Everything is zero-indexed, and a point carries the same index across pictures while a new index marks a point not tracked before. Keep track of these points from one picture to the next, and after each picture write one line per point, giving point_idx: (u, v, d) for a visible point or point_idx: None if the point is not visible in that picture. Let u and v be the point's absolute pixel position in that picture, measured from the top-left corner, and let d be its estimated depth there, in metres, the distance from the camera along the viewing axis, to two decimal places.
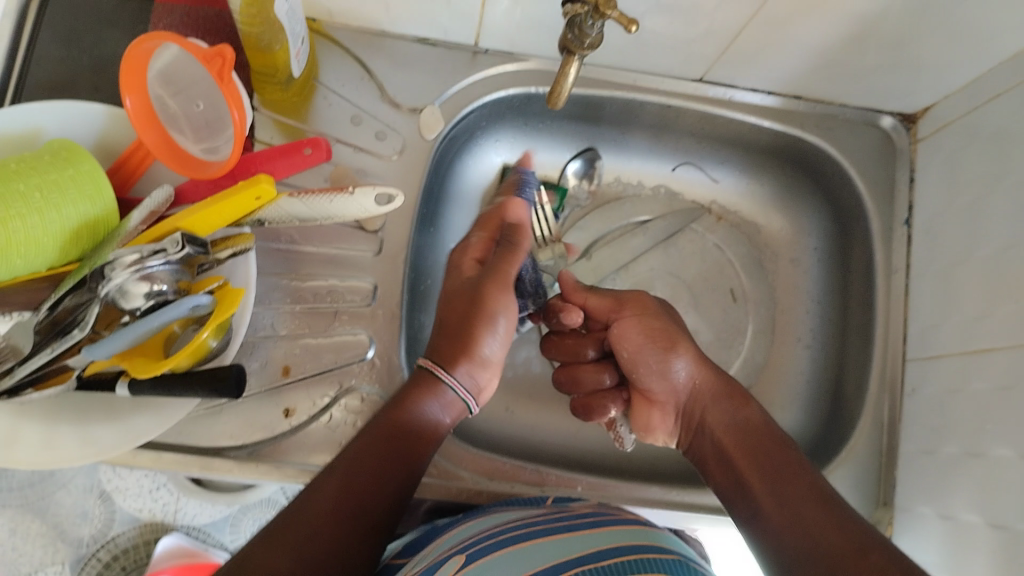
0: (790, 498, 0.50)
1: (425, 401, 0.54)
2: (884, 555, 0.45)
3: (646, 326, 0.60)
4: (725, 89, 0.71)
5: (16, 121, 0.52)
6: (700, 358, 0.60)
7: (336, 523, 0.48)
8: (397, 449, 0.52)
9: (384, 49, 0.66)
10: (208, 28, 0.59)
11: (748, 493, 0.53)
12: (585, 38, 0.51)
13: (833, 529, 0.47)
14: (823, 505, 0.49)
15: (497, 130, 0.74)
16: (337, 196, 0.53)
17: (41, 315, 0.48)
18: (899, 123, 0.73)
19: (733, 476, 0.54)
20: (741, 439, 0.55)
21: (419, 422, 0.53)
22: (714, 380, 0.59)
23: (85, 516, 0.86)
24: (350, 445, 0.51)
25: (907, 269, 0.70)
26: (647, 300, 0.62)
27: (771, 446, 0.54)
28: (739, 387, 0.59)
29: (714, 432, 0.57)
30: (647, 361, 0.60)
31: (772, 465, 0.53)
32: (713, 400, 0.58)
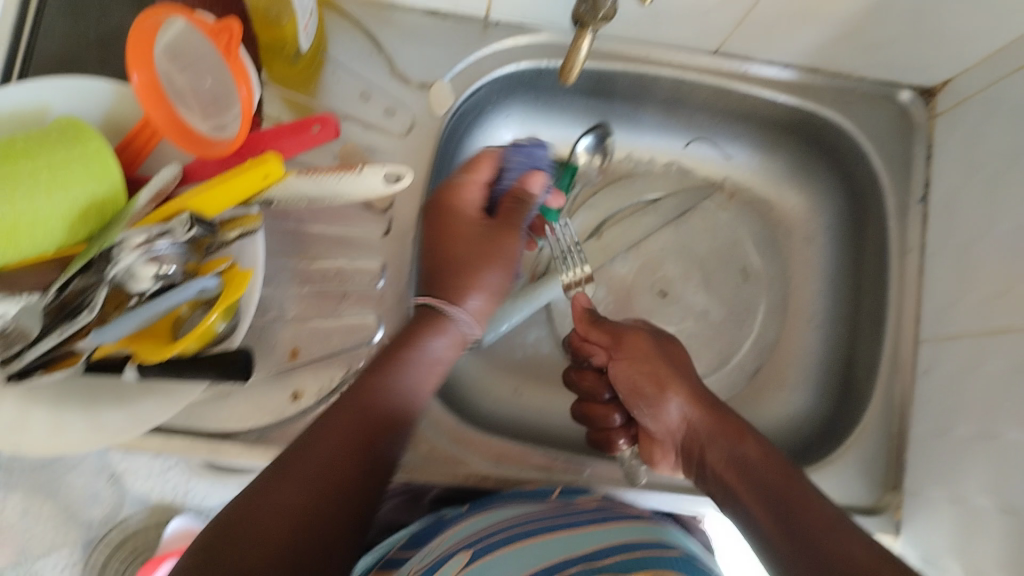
0: (806, 529, 0.47)
1: (429, 338, 0.52)
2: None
3: (639, 368, 0.60)
4: (740, 62, 0.70)
5: (23, 98, 0.51)
6: (697, 393, 0.58)
7: (316, 500, 0.43)
8: (379, 418, 0.48)
9: (392, 24, 0.65)
10: (215, 0, 0.57)
11: (751, 521, 0.50)
12: (599, 10, 0.50)
13: (843, 553, 0.45)
14: (833, 528, 0.46)
15: (508, 106, 0.72)
16: (345, 175, 0.53)
17: (48, 297, 0.46)
18: (917, 97, 0.71)
19: (735, 501, 0.52)
20: (745, 474, 0.52)
21: (416, 369, 0.51)
22: (711, 419, 0.56)
23: (97, 498, 0.85)
24: (321, 418, 0.48)
25: (921, 247, 0.69)
26: (643, 339, 0.61)
27: (773, 471, 0.51)
28: (737, 418, 0.56)
29: (710, 463, 0.54)
30: (644, 401, 0.59)
31: (774, 489, 0.50)
32: (710, 436, 0.55)
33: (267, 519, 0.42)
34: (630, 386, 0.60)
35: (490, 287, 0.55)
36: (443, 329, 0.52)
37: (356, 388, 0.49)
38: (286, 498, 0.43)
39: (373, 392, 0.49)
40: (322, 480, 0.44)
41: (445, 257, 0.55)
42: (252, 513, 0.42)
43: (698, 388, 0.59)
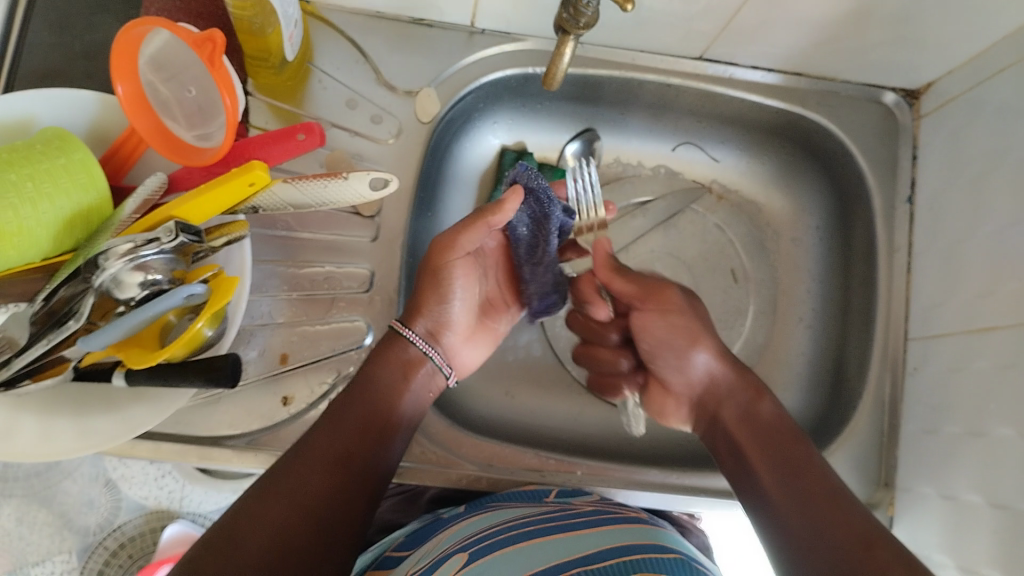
0: (803, 489, 0.50)
1: (396, 360, 0.56)
2: (888, 549, 0.45)
3: (663, 323, 0.60)
4: (725, 67, 0.70)
5: (8, 110, 0.52)
6: (723, 355, 0.59)
7: (297, 514, 0.47)
8: (357, 435, 0.52)
9: (378, 31, 0.65)
10: (200, 11, 0.58)
11: (754, 479, 0.53)
12: (581, 16, 0.50)
13: (841, 520, 0.48)
14: (834, 495, 0.49)
15: (495, 111, 0.73)
16: (332, 181, 0.53)
17: (37, 306, 0.48)
18: (902, 99, 0.72)
19: (741, 459, 0.55)
20: (755, 432, 0.55)
21: (382, 391, 0.54)
22: (733, 375, 0.59)
23: (92, 504, 0.86)
24: (309, 433, 0.51)
25: (909, 247, 0.69)
26: (672, 293, 0.60)
27: (782, 437, 0.54)
28: (756, 379, 0.59)
29: (727, 423, 0.57)
30: (670, 353, 0.60)
31: (782, 454, 0.53)
32: (730, 391, 0.58)
33: (253, 532, 0.45)
34: (655, 339, 0.61)
35: (438, 312, 0.58)
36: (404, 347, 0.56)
37: (337, 406, 0.53)
38: (270, 511, 0.46)
39: (349, 413, 0.52)
40: (303, 497, 0.48)
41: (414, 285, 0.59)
42: (238, 529, 0.44)
43: (722, 352, 0.60)
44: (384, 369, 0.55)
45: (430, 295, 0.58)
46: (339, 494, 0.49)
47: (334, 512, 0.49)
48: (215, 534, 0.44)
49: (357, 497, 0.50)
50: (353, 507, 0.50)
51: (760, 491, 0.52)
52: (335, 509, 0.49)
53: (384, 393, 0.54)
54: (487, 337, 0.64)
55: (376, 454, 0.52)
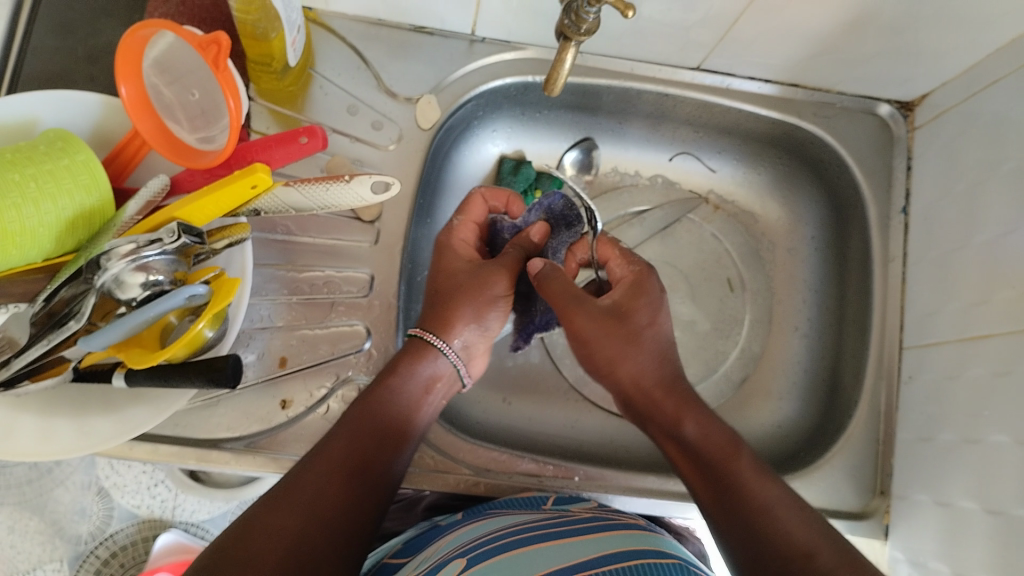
0: (741, 511, 0.50)
1: (418, 372, 0.55)
2: (833, 557, 0.46)
3: (581, 347, 0.58)
4: (722, 77, 0.71)
5: (13, 111, 0.52)
6: (644, 373, 0.57)
7: (312, 526, 0.46)
8: (372, 445, 0.51)
9: (380, 39, 0.66)
10: (203, 16, 0.59)
11: (699, 500, 0.53)
12: (583, 23, 0.51)
13: (782, 532, 0.48)
14: (773, 508, 0.49)
15: (494, 120, 0.73)
16: (333, 184, 0.54)
17: (37, 306, 0.48)
18: (896, 111, 0.73)
19: (683, 476, 0.54)
20: (690, 454, 0.54)
21: (400, 408, 0.53)
22: (650, 394, 0.57)
23: (84, 513, 0.86)
24: (322, 440, 0.50)
25: (904, 257, 0.70)
26: (584, 318, 0.57)
27: (718, 452, 0.53)
28: (683, 393, 0.57)
29: (660, 442, 0.57)
30: (592, 369, 0.60)
31: (718, 471, 0.52)
32: (653, 410, 0.57)
33: (263, 541, 0.43)
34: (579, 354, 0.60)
35: (478, 326, 0.59)
36: (432, 363, 0.56)
37: (349, 415, 0.52)
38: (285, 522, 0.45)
39: (366, 423, 0.51)
40: (322, 509, 0.47)
41: (450, 295, 0.58)
42: (249, 535, 0.44)
43: (640, 373, 0.57)
44: (408, 384, 0.54)
45: (471, 307, 0.58)
46: (354, 503, 0.49)
47: (347, 520, 0.48)
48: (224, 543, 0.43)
49: (369, 510, 0.49)
50: (364, 515, 0.49)
51: (707, 511, 0.52)
52: (347, 517, 0.48)
53: (403, 409, 0.53)
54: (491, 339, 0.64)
55: (389, 464, 0.51)
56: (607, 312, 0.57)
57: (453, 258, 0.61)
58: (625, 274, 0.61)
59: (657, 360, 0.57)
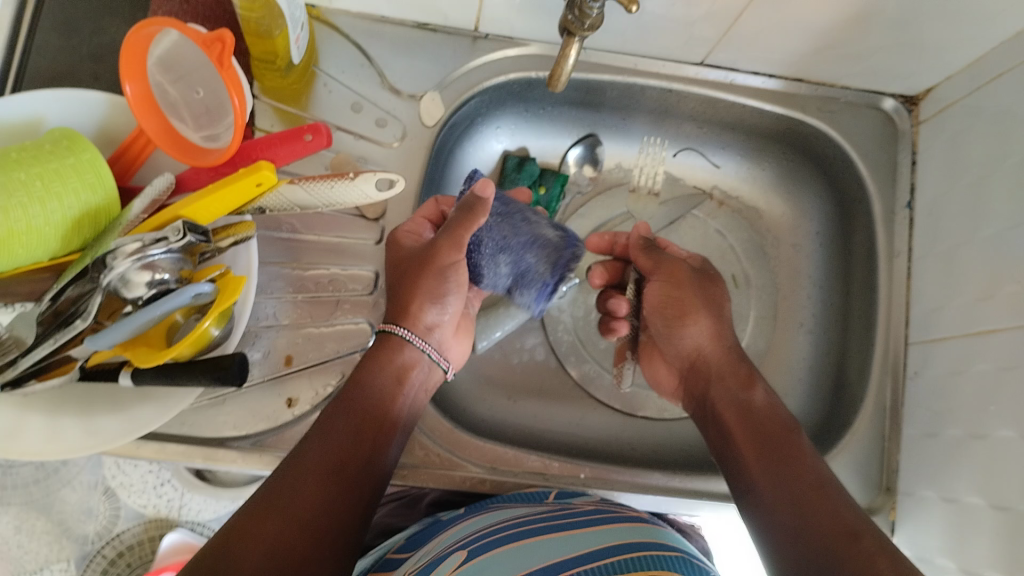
0: (793, 483, 0.49)
1: (389, 364, 0.55)
2: (877, 541, 0.44)
3: (667, 294, 0.61)
4: (726, 73, 0.71)
5: (16, 110, 0.52)
6: (722, 336, 0.59)
7: (292, 528, 0.45)
8: (352, 444, 0.51)
9: (383, 36, 0.66)
10: (207, 14, 0.59)
11: (744, 469, 0.52)
12: (586, 18, 0.51)
13: (828, 510, 0.46)
14: (821, 486, 0.48)
15: (498, 116, 0.73)
16: (338, 182, 0.54)
17: (43, 305, 0.48)
18: (901, 105, 0.72)
19: (731, 444, 0.54)
20: (746, 423, 0.53)
21: (374, 401, 0.53)
22: (723, 356, 0.59)
23: (90, 513, 0.86)
24: (297, 446, 0.49)
25: (909, 252, 0.70)
26: (682, 270, 0.61)
27: (772, 429, 0.53)
28: (749, 367, 0.58)
29: (717, 408, 0.56)
30: (663, 321, 0.61)
31: (774, 444, 0.51)
32: (719, 374, 0.58)
33: (255, 544, 0.43)
34: (654, 307, 0.62)
35: (438, 306, 0.57)
36: (404, 356, 0.56)
37: (330, 414, 0.52)
38: (265, 527, 0.44)
39: (343, 420, 0.51)
40: (298, 512, 0.46)
41: (408, 280, 0.57)
42: (244, 537, 0.43)
43: (706, 337, 0.59)
44: (378, 377, 0.54)
45: (424, 289, 0.56)
46: (339, 503, 0.48)
47: (333, 526, 0.47)
48: (210, 548, 0.43)
49: (355, 507, 0.49)
50: (352, 515, 0.49)
51: (749, 482, 0.51)
52: (329, 518, 0.47)
53: (377, 400, 0.53)
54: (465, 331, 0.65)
55: (371, 458, 0.51)
56: (700, 273, 0.62)
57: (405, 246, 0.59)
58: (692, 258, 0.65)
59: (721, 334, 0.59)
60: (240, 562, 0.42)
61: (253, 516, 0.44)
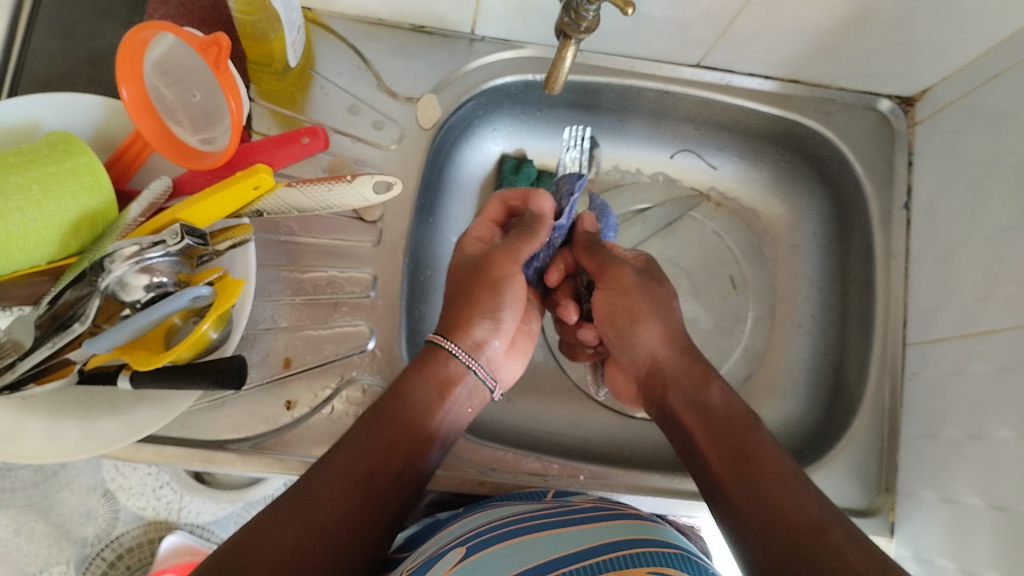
0: (756, 478, 0.49)
1: (432, 377, 0.55)
2: (844, 534, 0.44)
3: (616, 302, 0.61)
4: (723, 74, 0.71)
5: (15, 114, 0.52)
6: (672, 337, 0.59)
7: (310, 535, 0.45)
8: (383, 455, 0.50)
9: (381, 39, 0.66)
10: (204, 17, 0.59)
11: (710, 471, 0.52)
12: (582, 21, 0.51)
13: (793, 504, 0.46)
14: (786, 481, 0.48)
15: (496, 118, 0.73)
16: (335, 185, 0.54)
17: (41, 308, 0.48)
18: (897, 106, 0.73)
19: (691, 443, 0.54)
20: (705, 421, 0.54)
21: (413, 413, 0.53)
22: (678, 358, 0.58)
23: (90, 515, 0.86)
24: (330, 450, 0.50)
25: (906, 252, 0.70)
26: (627, 276, 0.61)
27: (731, 423, 0.53)
28: (704, 364, 0.58)
29: (676, 410, 0.56)
30: (616, 330, 0.62)
31: (736, 443, 0.51)
32: (675, 375, 0.58)
33: (269, 548, 0.43)
34: (602, 313, 0.62)
35: (488, 321, 0.59)
36: (443, 366, 0.56)
37: (366, 421, 0.52)
38: (284, 531, 0.44)
39: (379, 430, 0.51)
40: (320, 520, 0.46)
41: (463, 299, 0.59)
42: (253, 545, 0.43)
43: (656, 341, 0.59)
44: (420, 388, 0.54)
45: (479, 305, 0.58)
46: (361, 513, 0.48)
47: (354, 536, 0.47)
48: (226, 547, 0.43)
49: (380, 517, 0.49)
50: (374, 526, 0.49)
51: (715, 481, 0.51)
52: (351, 528, 0.47)
53: (416, 413, 0.53)
54: (526, 346, 0.65)
55: (404, 467, 0.52)
56: (644, 275, 0.62)
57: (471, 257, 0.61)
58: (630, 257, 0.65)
59: (670, 338, 0.59)
60: (255, 564, 0.42)
61: (274, 520, 0.45)
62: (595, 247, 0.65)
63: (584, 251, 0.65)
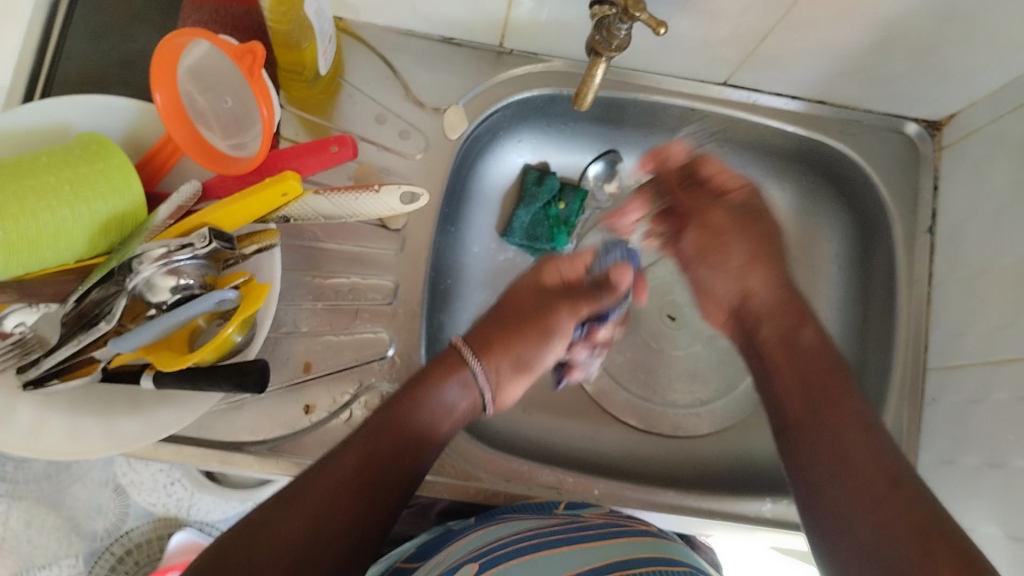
0: (834, 424, 0.52)
1: (449, 386, 0.56)
2: (914, 486, 0.47)
3: (706, 240, 0.63)
4: (749, 93, 0.71)
5: (47, 115, 0.53)
6: (778, 284, 0.61)
7: (317, 533, 0.47)
8: (391, 458, 0.51)
9: (409, 49, 0.66)
10: (237, 24, 0.60)
11: (785, 416, 0.55)
12: (614, 40, 0.52)
13: (868, 456, 0.49)
14: (861, 429, 0.51)
15: (520, 131, 0.74)
16: (363, 194, 0.54)
17: (68, 307, 0.49)
18: (923, 130, 0.72)
19: (778, 384, 0.57)
20: (796, 364, 0.57)
21: (428, 419, 0.54)
22: (776, 295, 0.61)
23: (100, 510, 0.87)
24: (337, 447, 0.51)
25: (929, 277, 0.69)
26: (718, 215, 0.63)
27: (821, 365, 0.56)
28: (802, 307, 0.60)
29: (766, 343, 0.60)
30: (706, 264, 0.64)
31: (818, 394, 0.54)
32: (769, 311, 0.60)
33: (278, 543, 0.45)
34: (695, 252, 0.65)
35: (511, 361, 0.60)
36: (460, 379, 0.57)
37: (376, 423, 0.52)
38: (291, 528, 0.46)
39: (391, 429, 0.52)
40: (325, 516, 0.47)
41: (504, 328, 0.61)
42: (257, 538, 0.45)
43: (760, 276, 0.61)
44: (437, 395, 0.55)
45: (522, 339, 0.60)
46: (363, 514, 0.49)
47: (355, 535, 0.49)
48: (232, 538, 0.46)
49: (379, 518, 0.50)
50: (372, 527, 0.50)
51: (792, 435, 0.54)
52: (351, 529, 0.49)
53: (430, 421, 0.54)
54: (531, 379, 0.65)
55: (412, 472, 0.52)
56: (741, 212, 0.63)
57: (526, 299, 0.63)
58: (733, 188, 0.63)
59: (774, 283, 0.61)
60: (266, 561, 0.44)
61: (279, 509, 0.47)
62: (686, 183, 0.65)
63: (676, 188, 0.65)
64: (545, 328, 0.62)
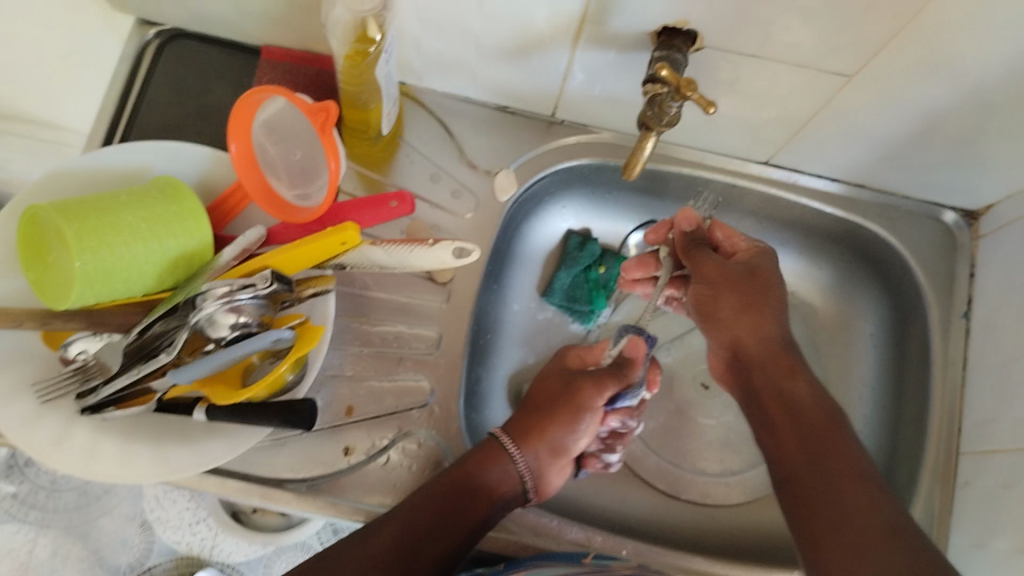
0: (830, 471, 0.54)
1: (495, 465, 0.60)
2: (916, 540, 0.49)
3: (703, 294, 0.64)
4: (790, 172, 0.73)
5: (127, 158, 0.57)
6: (771, 336, 0.61)
7: None
8: (437, 524, 0.55)
9: (465, 115, 0.70)
10: (308, 83, 0.65)
11: (779, 463, 0.57)
12: (665, 115, 0.55)
13: (867, 508, 0.51)
14: (863, 482, 0.53)
15: (565, 197, 0.77)
16: (417, 246, 0.57)
17: (131, 337, 0.53)
18: (961, 219, 0.74)
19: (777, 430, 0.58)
20: (790, 416, 0.58)
21: (474, 492, 0.57)
22: (766, 350, 0.61)
23: (126, 544, 0.96)
24: (391, 510, 0.55)
25: (963, 361, 0.70)
26: (713, 266, 0.63)
27: (817, 425, 0.57)
28: (795, 360, 0.61)
29: (761, 396, 0.60)
30: (704, 317, 0.65)
31: (813, 435, 0.56)
32: (761, 363, 0.61)
33: None
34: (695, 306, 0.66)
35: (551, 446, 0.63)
36: (503, 465, 0.60)
37: (426, 489, 0.57)
38: None
39: (442, 495, 0.56)
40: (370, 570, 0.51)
41: (543, 411, 0.65)
42: None
43: (763, 331, 0.61)
44: (485, 472, 0.59)
45: (556, 422, 0.64)
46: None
47: None
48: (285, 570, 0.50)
49: None
50: None
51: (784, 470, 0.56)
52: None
53: (474, 497, 0.57)
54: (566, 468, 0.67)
55: (456, 542, 0.56)
56: (744, 274, 0.62)
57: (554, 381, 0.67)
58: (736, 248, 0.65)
59: (769, 337, 0.61)
60: None
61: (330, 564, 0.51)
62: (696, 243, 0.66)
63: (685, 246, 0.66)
64: (571, 409, 0.65)
